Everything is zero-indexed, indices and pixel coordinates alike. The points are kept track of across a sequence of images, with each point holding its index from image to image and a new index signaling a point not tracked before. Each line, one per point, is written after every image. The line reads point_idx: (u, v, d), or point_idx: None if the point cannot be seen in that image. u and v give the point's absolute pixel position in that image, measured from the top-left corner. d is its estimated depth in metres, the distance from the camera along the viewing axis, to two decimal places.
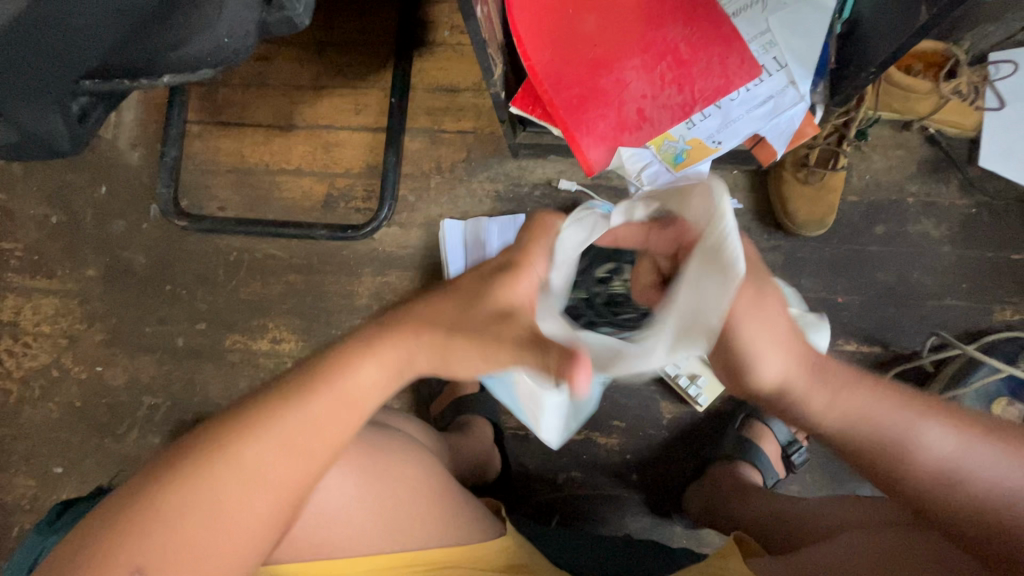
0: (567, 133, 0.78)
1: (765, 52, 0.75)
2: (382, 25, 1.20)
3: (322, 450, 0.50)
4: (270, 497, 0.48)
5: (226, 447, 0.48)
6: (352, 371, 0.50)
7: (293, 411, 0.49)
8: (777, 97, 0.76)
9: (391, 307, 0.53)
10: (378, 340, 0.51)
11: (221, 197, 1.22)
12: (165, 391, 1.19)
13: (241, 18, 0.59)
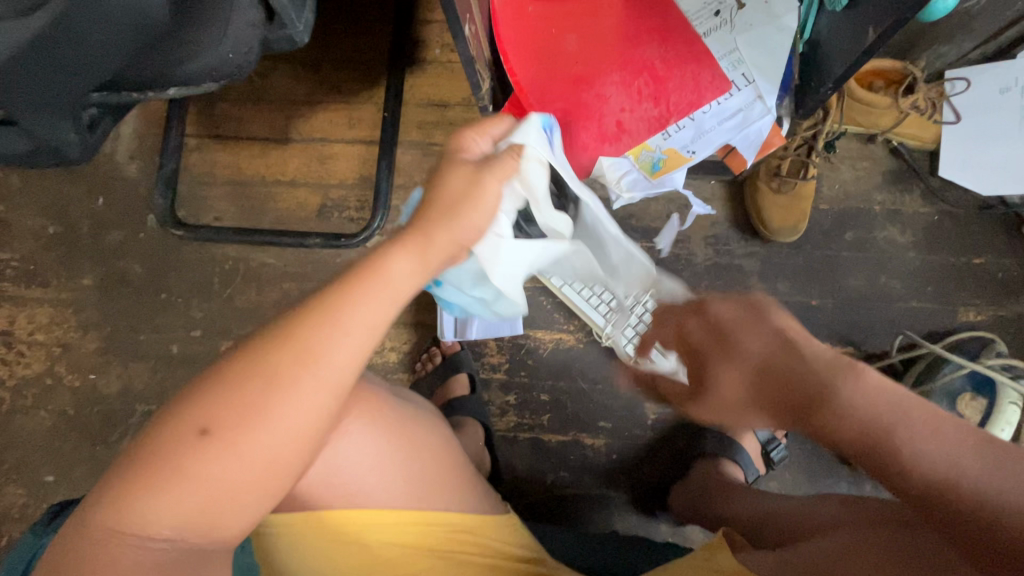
0: None
1: (734, 69, 0.81)
2: (376, 44, 1.25)
3: (376, 336, 0.51)
4: (323, 383, 0.49)
5: (291, 329, 0.49)
6: (400, 262, 0.52)
7: (358, 296, 0.50)
8: (746, 110, 0.81)
9: (425, 205, 0.55)
10: (411, 241, 0.53)
11: (217, 207, 1.25)
12: (159, 398, 1.20)
13: (244, 36, 0.63)
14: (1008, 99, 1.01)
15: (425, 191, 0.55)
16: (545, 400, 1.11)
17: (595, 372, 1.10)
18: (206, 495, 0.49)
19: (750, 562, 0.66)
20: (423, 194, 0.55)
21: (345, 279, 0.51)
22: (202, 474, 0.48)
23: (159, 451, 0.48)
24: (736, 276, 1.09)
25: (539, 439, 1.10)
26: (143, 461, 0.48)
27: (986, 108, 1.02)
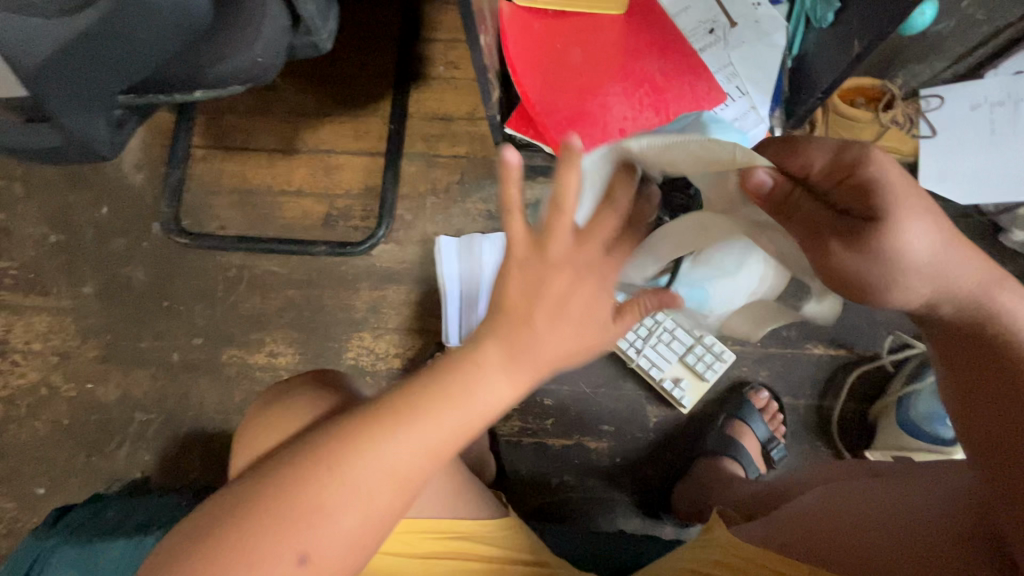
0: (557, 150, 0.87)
1: (729, 82, 0.87)
2: (382, 61, 1.30)
3: (453, 442, 0.55)
4: (404, 480, 0.54)
5: (364, 433, 0.54)
6: (458, 384, 0.54)
7: (406, 421, 0.54)
8: (740, 120, 0.86)
9: (496, 310, 0.54)
10: (506, 354, 0.53)
11: (223, 216, 1.26)
12: (158, 406, 1.19)
13: (275, 41, 0.67)
14: (978, 116, 1.08)
15: (494, 293, 0.53)
16: (548, 405, 1.12)
17: (597, 377, 1.12)
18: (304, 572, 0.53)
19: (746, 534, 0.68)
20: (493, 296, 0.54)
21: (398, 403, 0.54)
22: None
23: (235, 559, 0.51)
24: None
25: (543, 443, 1.11)
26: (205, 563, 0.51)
27: (959, 125, 1.09)
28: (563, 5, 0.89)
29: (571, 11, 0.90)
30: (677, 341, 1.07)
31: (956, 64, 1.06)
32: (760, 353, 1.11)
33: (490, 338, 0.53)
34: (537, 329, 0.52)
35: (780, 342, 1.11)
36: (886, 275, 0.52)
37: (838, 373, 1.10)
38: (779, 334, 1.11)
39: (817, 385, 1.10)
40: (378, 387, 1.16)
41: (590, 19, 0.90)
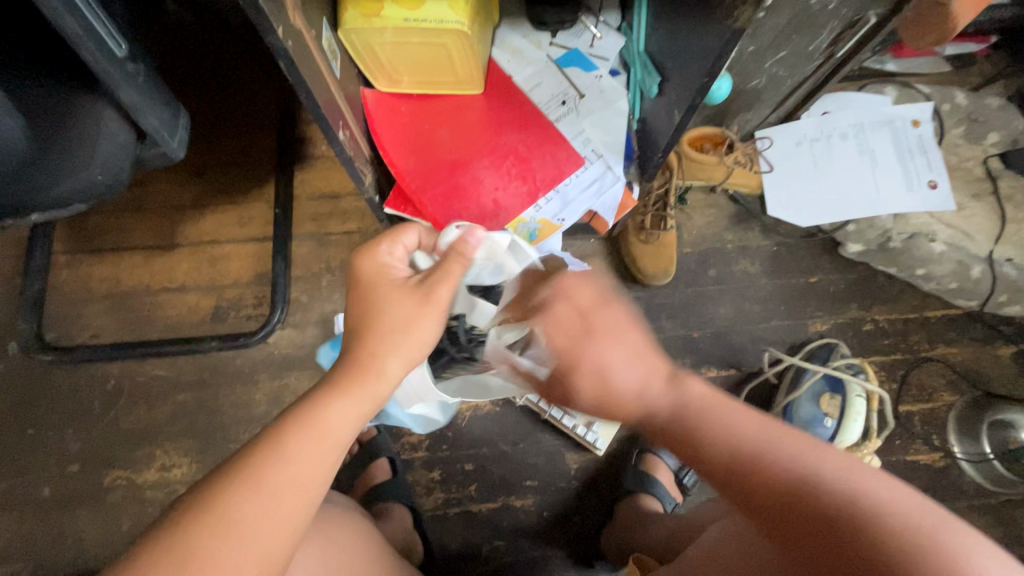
0: (436, 224, 0.91)
1: (585, 147, 0.95)
2: (261, 145, 1.29)
3: (315, 483, 0.55)
4: (262, 538, 0.51)
5: (214, 499, 0.51)
6: (329, 412, 0.58)
7: (284, 454, 0.54)
8: (600, 180, 0.94)
9: (345, 359, 0.63)
10: (348, 387, 0.60)
11: (95, 324, 1.16)
12: (28, 553, 1.04)
13: (117, 158, 0.65)
14: (803, 150, 1.25)
15: (341, 353, 0.64)
16: (469, 470, 1.11)
17: (514, 433, 1.13)
18: None
19: None
20: (340, 355, 0.64)
21: (278, 439, 0.55)
22: None
23: None
24: None
25: (469, 511, 1.09)
26: None
27: (790, 159, 1.25)
28: (425, 90, 0.94)
29: (433, 94, 0.95)
30: None
31: (778, 108, 1.22)
32: None
33: (332, 383, 0.60)
34: (386, 362, 0.62)
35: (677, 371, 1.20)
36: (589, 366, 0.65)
37: (732, 391, 1.18)
38: (675, 363, 1.20)
39: None
40: None
41: (453, 100, 0.96)
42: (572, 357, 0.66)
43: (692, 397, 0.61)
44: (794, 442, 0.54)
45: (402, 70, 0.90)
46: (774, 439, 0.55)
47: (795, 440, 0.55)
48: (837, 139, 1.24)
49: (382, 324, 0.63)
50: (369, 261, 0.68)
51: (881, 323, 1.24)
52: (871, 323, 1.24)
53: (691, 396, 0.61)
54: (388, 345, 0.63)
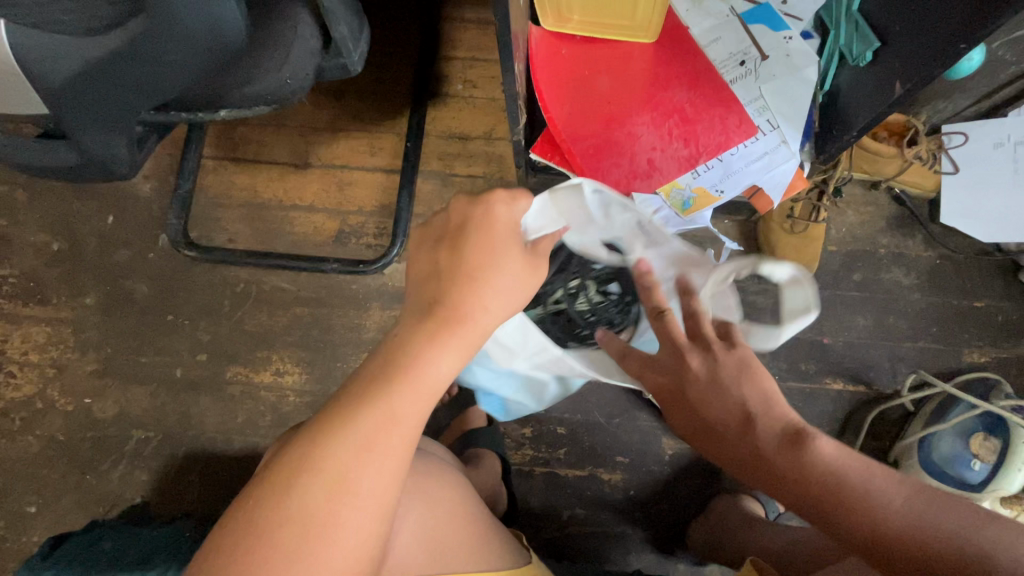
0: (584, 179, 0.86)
1: (759, 115, 0.84)
2: (400, 78, 1.29)
3: (415, 437, 0.55)
4: (374, 494, 0.52)
5: (318, 450, 0.52)
6: (428, 366, 0.55)
7: (384, 405, 0.53)
8: (771, 154, 0.84)
9: (439, 303, 0.57)
10: (441, 334, 0.56)
11: (231, 229, 1.24)
12: (156, 425, 1.15)
13: (303, 63, 0.65)
14: (1001, 154, 1.07)
15: (429, 292, 0.58)
16: (561, 434, 1.10)
17: (612, 407, 1.10)
18: None
19: None
20: (427, 293, 0.59)
21: (373, 393, 0.54)
22: None
23: None
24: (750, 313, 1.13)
25: (554, 473, 1.08)
26: None
27: (981, 163, 1.08)
28: (594, 32, 0.89)
29: (601, 36, 0.89)
30: None
31: (982, 100, 1.05)
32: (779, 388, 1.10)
33: (427, 330, 0.56)
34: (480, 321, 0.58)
35: (797, 376, 1.10)
36: (788, 444, 0.56)
37: (857, 410, 1.08)
38: (797, 367, 1.10)
39: (836, 422, 1.08)
40: None
41: (621, 45, 0.89)
42: (765, 453, 0.58)
43: (806, 450, 0.55)
44: (854, 460, 0.54)
45: (574, 6, 0.85)
46: (869, 476, 0.53)
47: (855, 455, 0.55)
48: None
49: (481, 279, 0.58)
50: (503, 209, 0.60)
51: None
52: None
53: (804, 450, 0.55)
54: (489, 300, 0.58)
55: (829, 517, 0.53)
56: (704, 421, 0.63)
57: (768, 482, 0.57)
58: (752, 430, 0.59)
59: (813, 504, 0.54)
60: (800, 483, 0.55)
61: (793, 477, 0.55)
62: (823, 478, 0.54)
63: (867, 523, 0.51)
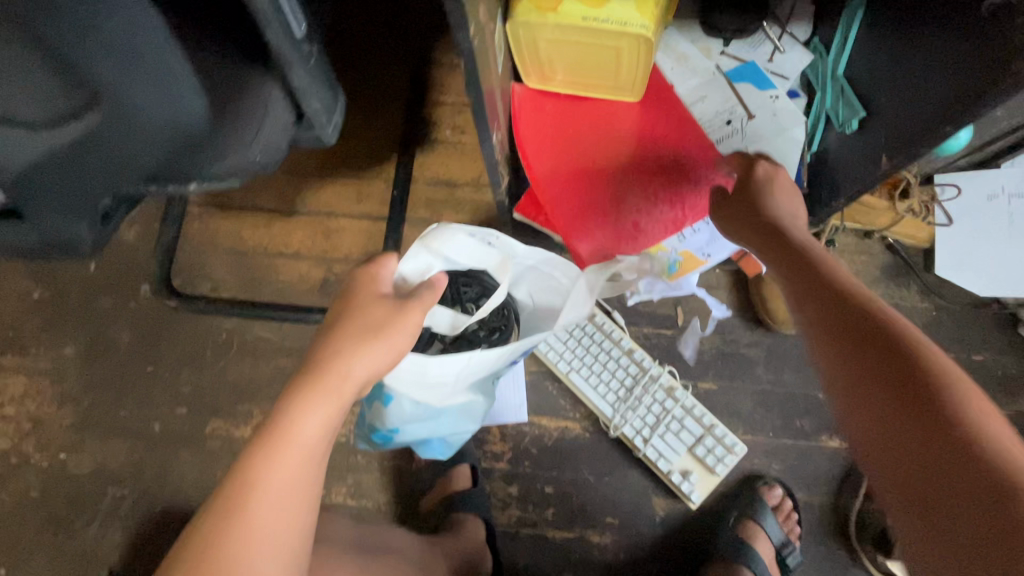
0: (568, 241, 0.87)
1: None
2: (388, 122, 1.27)
3: (295, 492, 0.58)
4: (260, 556, 0.55)
5: (199, 530, 0.54)
6: (298, 422, 0.60)
7: (259, 469, 0.57)
8: None
9: (307, 367, 0.64)
10: (310, 393, 0.61)
11: (215, 277, 1.22)
12: (133, 481, 1.11)
13: (273, 137, 0.63)
14: (995, 206, 1.05)
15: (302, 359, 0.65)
16: (549, 493, 1.06)
17: (601, 465, 1.07)
18: None
19: None
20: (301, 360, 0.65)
21: (246, 461, 0.57)
22: None
23: None
24: (743, 366, 1.10)
25: (542, 536, 1.05)
26: None
27: (975, 215, 1.06)
28: (580, 90, 0.87)
29: (586, 94, 0.88)
30: (685, 431, 1.03)
31: (976, 152, 1.03)
32: (773, 445, 1.07)
33: (294, 390, 0.61)
34: (349, 373, 0.63)
35: (792, 432, 1.07)
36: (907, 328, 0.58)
37: (855, 468, 1.05)
38: (791, 423, 1.07)
39: (832, 481, 1.05)
40: (369, 469, 1.09)
41: (605, 103, 0.89)
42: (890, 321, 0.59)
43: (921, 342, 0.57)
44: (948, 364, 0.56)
45: (556, 67, 0.82)
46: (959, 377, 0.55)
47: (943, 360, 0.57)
48: None
49: (347, 337, 0.65)
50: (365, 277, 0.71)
51: None
52: None
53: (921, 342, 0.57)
54: (355, 353, 0.64)
55: (926, 384, 0.53)
56: (851, 313, 0.60)
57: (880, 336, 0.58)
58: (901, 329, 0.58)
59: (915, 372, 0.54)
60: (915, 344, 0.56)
61: (918, 351, 0.56)
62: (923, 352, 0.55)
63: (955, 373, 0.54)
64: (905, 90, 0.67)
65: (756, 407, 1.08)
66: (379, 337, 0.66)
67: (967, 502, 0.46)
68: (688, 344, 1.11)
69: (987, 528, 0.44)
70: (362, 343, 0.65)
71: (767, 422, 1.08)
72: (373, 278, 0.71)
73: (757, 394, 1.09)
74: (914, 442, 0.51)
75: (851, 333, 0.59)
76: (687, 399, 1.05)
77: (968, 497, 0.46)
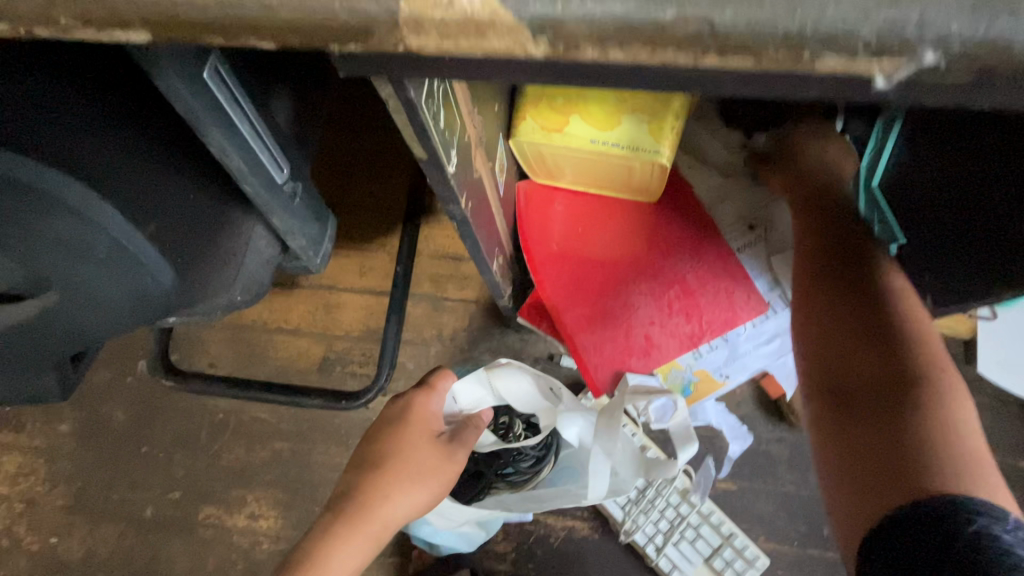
0: (576, 353, 0.81)
1: (770, 291, 0.81)
2: (393, 192, 1.23)
3: None
4: None
5: None
6: (334, 561, 0.63)
7: None
8: (782, 334, 0.82)
9: (352, 498, 0.67)
10: (353, 532, 0.65)
11: (213, 353, 1.18)
12: (124, 569, 1.08)
13: (258, 274, 0.59)
14: None
15: (349, 484, 0.69)
16: None
17: (610, 570, 1.00)
18: None
19: None
20: (347, 486, 0.69)
21: None
22: None
23: None
24: (765, 466, 1.02)
25: None
26: None
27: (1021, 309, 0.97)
28: (589, 187, 0.82)
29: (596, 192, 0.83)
30: (702, 541, 0.96)
31: None
32: (797, 555, 0.99)
33: (338, 527, 0.65)
34: (391, 512, 0.67)
35: (818, 541, 0.99)
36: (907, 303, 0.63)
37: None
38: (818, 531, 0.99)
39: None
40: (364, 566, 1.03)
41: (617, 203, 0.84)
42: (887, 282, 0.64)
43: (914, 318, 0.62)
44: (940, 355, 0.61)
45: (564, 169, 0.77)
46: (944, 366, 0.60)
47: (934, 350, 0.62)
48: None
49: (394, 477, 0.68)
50: (422, 402, 0.73)
51: None
52: None
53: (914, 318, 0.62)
54: (398, 495, 0.67)
55: (893, 344, 0.60)
56: (857, 258, 0.66)
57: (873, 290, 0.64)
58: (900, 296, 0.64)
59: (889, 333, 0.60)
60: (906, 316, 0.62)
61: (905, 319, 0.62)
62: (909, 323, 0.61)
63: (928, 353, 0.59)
64: (941, 228, 0.63)
65: (780, 513, 1.00)
66: (425, 484, 0.69)
67: (879, 448, 0.54)
68: (705, 440, 1.03)
69: (880, 470, 0.52)
70: (406, 485, 0.68)
71: (791, 530, 1.00)
72: (425, 411, 0.73)
73: (779, 498, 1.01)
74: (864, 397, 0.58)
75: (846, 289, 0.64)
76: (703, 504, 0.98)
77: (884, 444, 0.54)
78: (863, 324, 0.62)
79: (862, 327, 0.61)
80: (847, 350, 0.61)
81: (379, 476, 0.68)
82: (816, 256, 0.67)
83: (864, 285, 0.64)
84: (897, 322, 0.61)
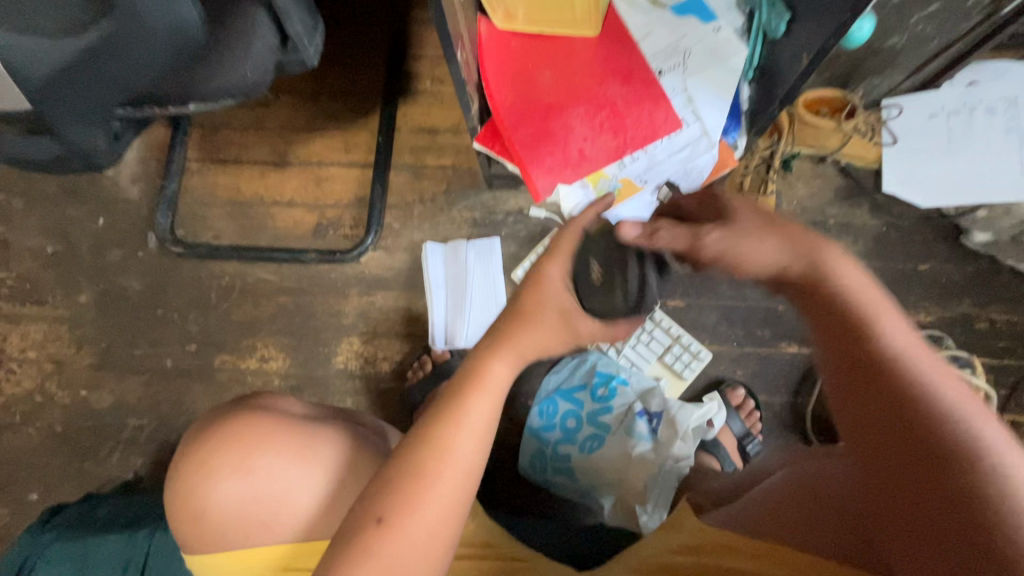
0: (521, 166, 0.94)
1: (685, 108, 0.93)
2: (372, 76, 1.34)
3: (481, 436, 0.62)
4: (455, 470, 0.60)
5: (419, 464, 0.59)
6: (492, 371, 0.64)
7: (467, 407, 0.62)
8: (693, 144, 0.93)
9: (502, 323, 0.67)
10: (504, 347, 0.65)
11: (216, 226, 1.30)
12: (151, 412, 1.21)
13: (263, 58, 0.71)
14: (935, 124, 1.14)
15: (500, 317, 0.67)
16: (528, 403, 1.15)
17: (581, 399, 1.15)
18: (285, 509, 0.67)
19: (714, 519, 0.70)
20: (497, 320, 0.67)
21: (449, 404, 0.62)
22: (246, 489, 0.67)
23: (201, 481, 0.67)
24: (709, 283, 1.19)
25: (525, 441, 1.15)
26: (200, 463, 0.68)
27: (917, 133, 1.15)
28: (541, 28, 0.94)
29: (546, 30, 0.95)
30: (655, 341, 1.13)
31: (915, 74, 1.10)
32: (737, 353, 1.16)
33: (486, 344, 0.65)
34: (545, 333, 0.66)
35: (755, 341, 1.16)
36: (920, 366, 0.53)
37: (812, 370, 1.14)
38: (754, 333, 1.16)
39: (792, 383, 1.14)
40: (365, 390, 1.20)
41: (565, 40, 0.96)
42: (887, 351, 0.54)
43: (935, 393, 0.51)
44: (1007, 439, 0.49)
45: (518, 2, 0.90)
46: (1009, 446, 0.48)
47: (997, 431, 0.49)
48: (979, 114, 1.13)
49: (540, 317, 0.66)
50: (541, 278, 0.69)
51: (996, 323, 1.14)
52: (985, 321, 1.15)
53: (941, 410, 0.50)
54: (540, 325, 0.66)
55: (908, 416, 0.51)
56: (890, 409, 0.52)
57: (882, 372, 0.53)
58: (891, 350, 0.54)
59: (915, 439, 0.50)
60: (909, 370, 0.52)
61: (913, 380, 0.52)
62: (913, 392, 0.51)
63: (958, 423, 0.50)
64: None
65: (721, 321, 1.17)
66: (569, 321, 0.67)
67: None
68: None
69: None
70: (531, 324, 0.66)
71: (732, 334, 1.16)
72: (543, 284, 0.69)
73: (721, 308, 1.17)
74: None
75: (913, 462, 0.50)
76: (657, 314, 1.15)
77: None
78: (881, 402, 0.53)
79: (918, 484, 0.50)
80: (925, 518, 0.49)
81: (483, 359, 0.64)
82: (886, 448, 0.52)
83: (882, 404, 0.53)
84: (919, 390, 0.51)
